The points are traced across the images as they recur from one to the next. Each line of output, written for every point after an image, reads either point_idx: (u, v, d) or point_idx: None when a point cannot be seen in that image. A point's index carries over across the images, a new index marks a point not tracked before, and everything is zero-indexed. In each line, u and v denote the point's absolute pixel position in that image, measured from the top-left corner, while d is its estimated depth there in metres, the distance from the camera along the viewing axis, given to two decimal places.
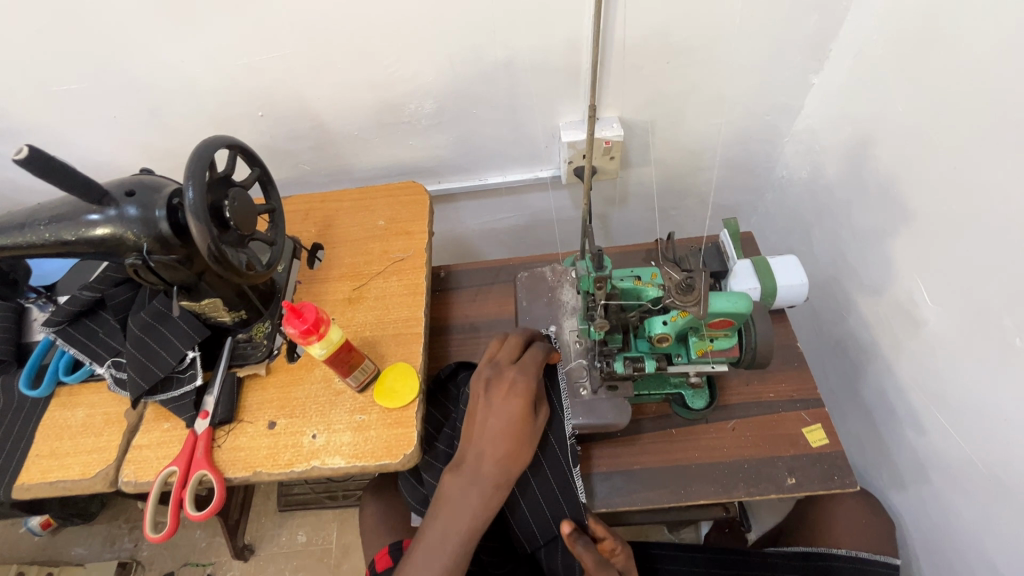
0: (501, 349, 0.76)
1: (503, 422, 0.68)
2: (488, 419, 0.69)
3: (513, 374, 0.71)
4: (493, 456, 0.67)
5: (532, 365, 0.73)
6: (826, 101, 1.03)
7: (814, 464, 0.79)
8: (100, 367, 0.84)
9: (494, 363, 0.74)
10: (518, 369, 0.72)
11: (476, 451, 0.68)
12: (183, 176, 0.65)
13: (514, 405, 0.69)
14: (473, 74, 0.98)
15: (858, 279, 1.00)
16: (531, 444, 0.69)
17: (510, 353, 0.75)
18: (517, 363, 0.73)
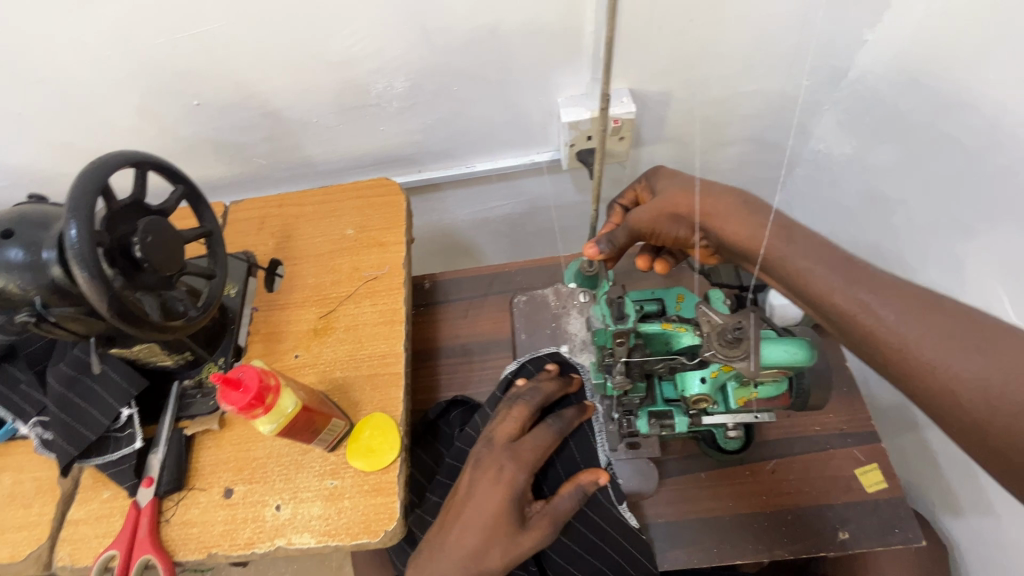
0: (502, 417, 0.66)
1: (476, 516, 0.60)
2: (463, 506, 0.61)
3: (501, 459, 0.62)
4: (459, 551, 0.59)
5: (529, 453, 0.63)
6: (882, 61, 0.85)
7: (870, 515, 0.68)
8: (24, 426, 0.70)
9: (488, 437, 0.65)
10: (511, 452, 0.63)
11: (440, 542, 0.60)
12: (65, 211, 0.50)
13: (493, 499, 0.60)
14: (450, 43, 0.79)
15: (915, 279, 0.85)
16: (505, 549, 0.59)
17: (510, 430, 0.65)
18: (514, 443, 0.64)
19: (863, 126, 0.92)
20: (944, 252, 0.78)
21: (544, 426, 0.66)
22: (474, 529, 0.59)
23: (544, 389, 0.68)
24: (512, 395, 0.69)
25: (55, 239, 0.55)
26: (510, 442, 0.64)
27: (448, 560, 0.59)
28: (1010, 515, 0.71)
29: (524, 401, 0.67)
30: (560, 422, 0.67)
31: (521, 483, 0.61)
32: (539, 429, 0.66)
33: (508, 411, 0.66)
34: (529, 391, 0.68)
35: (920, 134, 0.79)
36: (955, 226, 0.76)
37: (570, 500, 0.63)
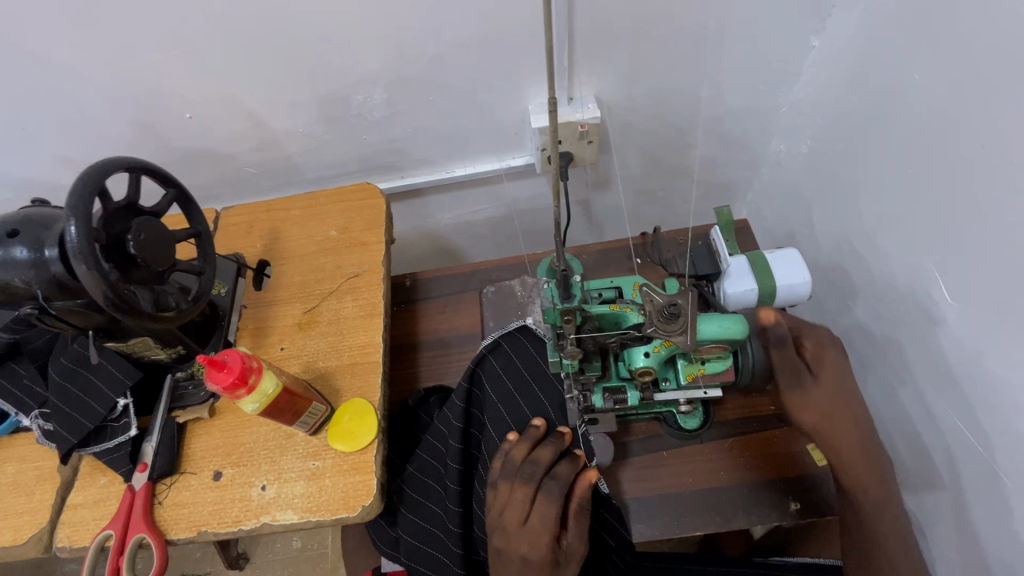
0: (505, 501, 0.67)
1: None
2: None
3: (521, 548, 0.64)
4: None
5: (541, 526, 0.65)
6: (829, 66, 0.91)
7: (822, 486, 0.72)
8: (27, 419, 0.75)
9: (499, 523, 0.67)
10: (528, 539, 0.65)
11: None
12: (65, 210, 0.55)
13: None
14: (425, 57, 0.85)
15: (867, 269, 0.90)
16: None
17: (516, 513, 0.66)
18: (526, 527, 0.65)
19: (816, 127, 0.98)
20: (889, 241, 0.84)
21: (546, 495, 0.66)
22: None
23: (540, 457, 0.69)
24: (511, 468, 0.69)
25: (56, 238, 0.60)
26: (523, 528, 0.65)
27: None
28: (957, 483, 0.76)
29: (523, 480, 0.68)
30: (559, 484, 0.67)
31: (547, 563, 0.64)
32: (543, 497, 0.66)
33: (512, 494, 0.67)
34: (527, 464, 0.69)
35: (864, 132, 0.85)
36: (896, 215, 0.82)
37: (577, 518, 0.67)
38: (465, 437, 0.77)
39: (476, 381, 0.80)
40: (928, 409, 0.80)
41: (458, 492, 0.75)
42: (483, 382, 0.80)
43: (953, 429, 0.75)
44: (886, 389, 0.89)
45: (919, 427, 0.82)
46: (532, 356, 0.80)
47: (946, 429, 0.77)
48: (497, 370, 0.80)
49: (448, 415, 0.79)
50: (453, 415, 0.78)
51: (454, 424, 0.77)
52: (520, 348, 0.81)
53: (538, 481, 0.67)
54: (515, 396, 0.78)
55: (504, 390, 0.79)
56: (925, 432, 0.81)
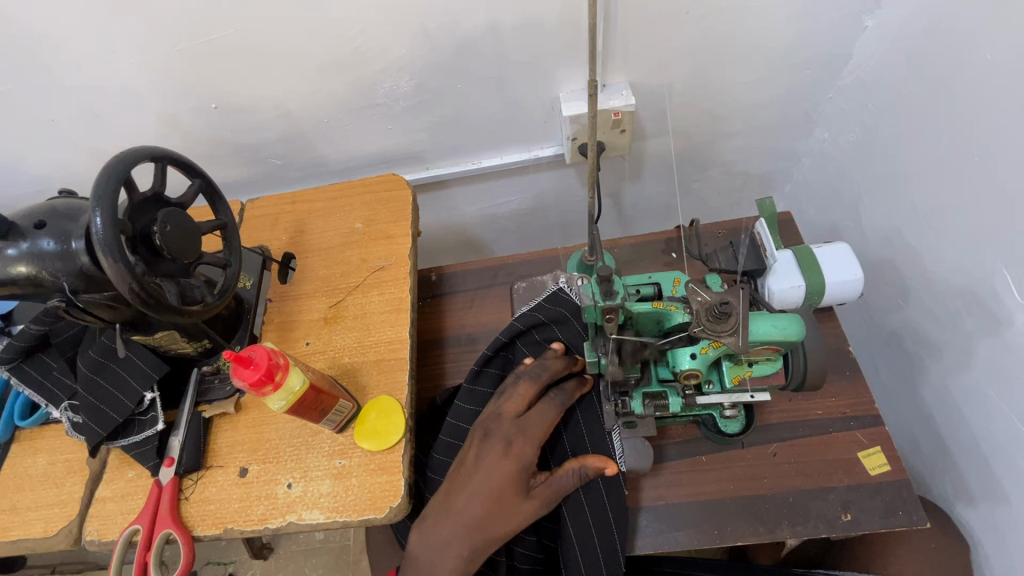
0: (509, 394, 0.68)
1: (481, 486, 0.62)
2: (470, 478, 0.63)
3: (510, 433, 0.65)
4: (463, 511, 0.62)
5: (536, 429, 0.65)
6: (882, 48, 0.85)
7: (873, 497, 0.67)
8: (56, 411, 0.75)
9: (495, 410, 0.67)
10: (519, 428, 0.65)
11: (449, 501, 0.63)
12: (91, 201, 0.54)
13: (501, 470, 0.63)
14: (454, 43, 0.82)
15: (921, 265, 0.84)
16: (507, 519, 0.62)
17: (517, 405, 0.67)
18: (521, 421, 0.66)
19: (867, 113, 0.92)
20: (947, 234, 0.78)
21: (549, 403, 0.68)
22: (480, 499, 0.62)
23: (551, 365, 0.71)
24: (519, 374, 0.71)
25: (83, 229, 0.59)
26: (518, 418, 0.66)
27: (454, 524, 0.62)
28: (1022, 497, 0.71)
29: (531, 378, 0.69)
30: (563, 396, 0.69)
31: (525, 466, 0.63)
32: (544, 404, 0.68)
33: (515, 387, 0.69)
34: (538, 368, 0.71)
35: (924, 118, 0.79)
36: (957, 207, 0.76)
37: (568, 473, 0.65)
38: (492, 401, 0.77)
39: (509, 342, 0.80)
40: (989, 416, 0.74)
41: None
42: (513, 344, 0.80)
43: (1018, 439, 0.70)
44: (940, 392, 0.83)
45: (979, 435, 0.77)
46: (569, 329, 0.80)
47: (1010, 439, 0.71)
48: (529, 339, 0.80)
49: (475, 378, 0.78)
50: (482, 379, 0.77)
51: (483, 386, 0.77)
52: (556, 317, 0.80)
53: (545, 385, 0.69)
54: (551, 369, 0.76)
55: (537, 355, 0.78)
56: (985, 440, 0.76)
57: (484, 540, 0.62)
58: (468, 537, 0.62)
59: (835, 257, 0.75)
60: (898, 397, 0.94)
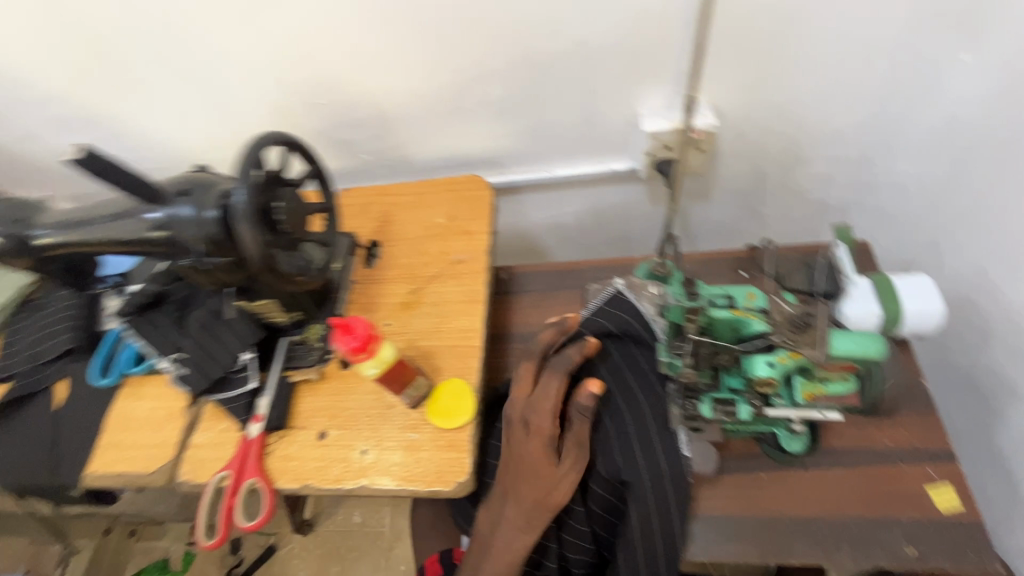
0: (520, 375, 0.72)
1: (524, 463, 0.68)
2: (521, 463, 0.68)
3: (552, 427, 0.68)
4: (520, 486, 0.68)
5: (546, 403, 0.69)
6: (977, 82, 0.84)
7: (941, 533, 0.66)
8: (163, 362, 0.83)
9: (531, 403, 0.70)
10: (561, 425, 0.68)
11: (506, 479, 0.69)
12: (232, 174, 0.61)
13: (541, 462, 0.67)
14: (549, 55, 0.88)
15: (1007, 304, 0.82)
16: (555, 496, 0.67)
17: (524, 383, 0.71)
18: (533, 397, 0.70)
19: (956, 148, 0.91)
20: None
21: (551, 375, 0.71)
22: (523, 478, 0.67)
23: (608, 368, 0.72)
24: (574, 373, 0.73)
25: (218, 200, 0.67)
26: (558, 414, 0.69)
27: (513, 502, 0.68)
28: None
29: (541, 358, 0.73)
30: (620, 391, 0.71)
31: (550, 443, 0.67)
32: (548, 377, 0.71)
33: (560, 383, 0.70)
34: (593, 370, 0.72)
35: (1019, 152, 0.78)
36: None
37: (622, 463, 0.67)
38: None
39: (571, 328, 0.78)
40: None
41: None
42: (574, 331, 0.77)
43: None
44: None
45: None
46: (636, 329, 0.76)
47: None
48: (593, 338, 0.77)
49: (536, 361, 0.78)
50: None
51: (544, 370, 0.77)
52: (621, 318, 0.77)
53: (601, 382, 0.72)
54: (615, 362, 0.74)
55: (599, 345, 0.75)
56: None
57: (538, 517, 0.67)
58: (525, 513, 0.67)
59: (915, 288, 0.74)
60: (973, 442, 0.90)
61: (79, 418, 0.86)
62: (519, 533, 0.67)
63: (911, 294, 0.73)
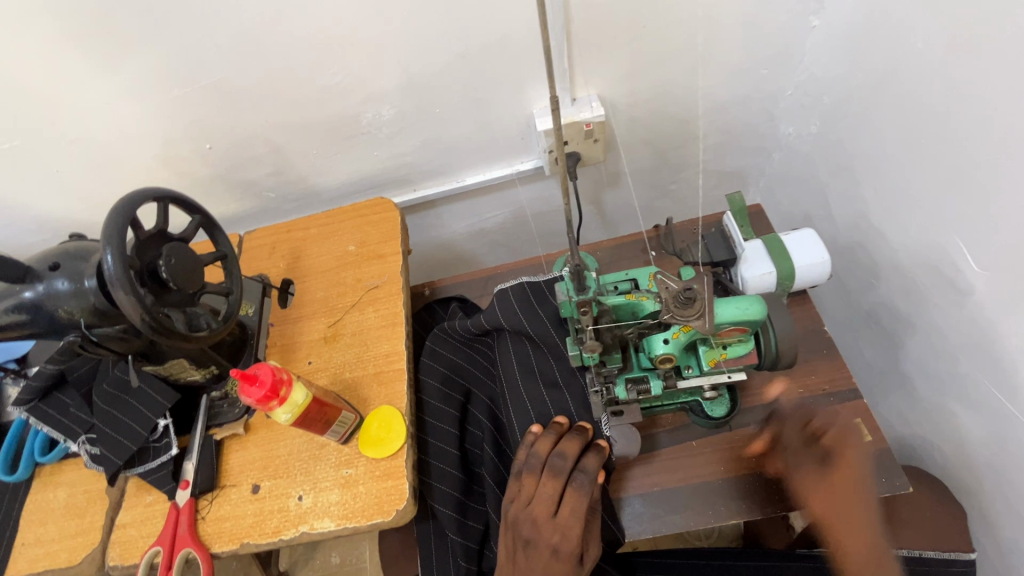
0: (536, 499, 0.67)
1: None
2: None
3: (552, 539, 0.65)
4: None
5: (571, 521, 0.65)
6: (831, 44, 0.90)
7: (857, 467, 0.70)
8: (74, 444, 0.78)
9: (527, 513, 0.67)
10: (558, 531, 0.65)
11: None
12: (100, 240, 0.58)
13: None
14: (429, 70, 0.88)
15: (887, 243, 0.88)
16: None
17: (546, 507, 0.67)
18: (557, 519, 0.66)
19: (824, 106, 0.97)
20: (907, 215, 0.82)
21: (574, 489, 0.67)
22: None
23: (567, 450, 0.68)
24: (539, 461, 0.69)
25: (94, 268, 0.64)
26: (553, 520, 0.66)
27: None
28: (1001, 457, 0.74)
29: (553, 472, 0.68)
30: (587, 478, 0.67)
31: (575, 554, 0.65)
32: (572, 494, 0.67)
33: (541, 487, 0.68)
34: (555, 456, 0.69)
35: (875, 103, 0.84)
36: (912, 186, 0.80)
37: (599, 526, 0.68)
38: (460, 405, 0.80)
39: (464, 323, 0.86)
40: (961, 381, 0.78)
41: (457, 454, 0.77)
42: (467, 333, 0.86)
43: (990, 401, 0.73)
44: (917, 363, 0.87)
45: (955, 398, 0.80)
46: (541, 321, 0.80)
47: (982, 403, 0.75)
48: (512, 333, 0.82)
49: (436, 367, 0.81)
50: (433, 381, 0.80)
51: (448, 374, 0.81)
52: (527, 311, 0.80)
53: (568, 474, 0.68)
54: (529, 356, 0.80)
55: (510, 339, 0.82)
56: (960, 405, 0.79)
57: None
58: None
59: (802, 241, 0.79)
60: (882, 372, 0.97)
61: None
62: None
63: (799, 247, 0.78)
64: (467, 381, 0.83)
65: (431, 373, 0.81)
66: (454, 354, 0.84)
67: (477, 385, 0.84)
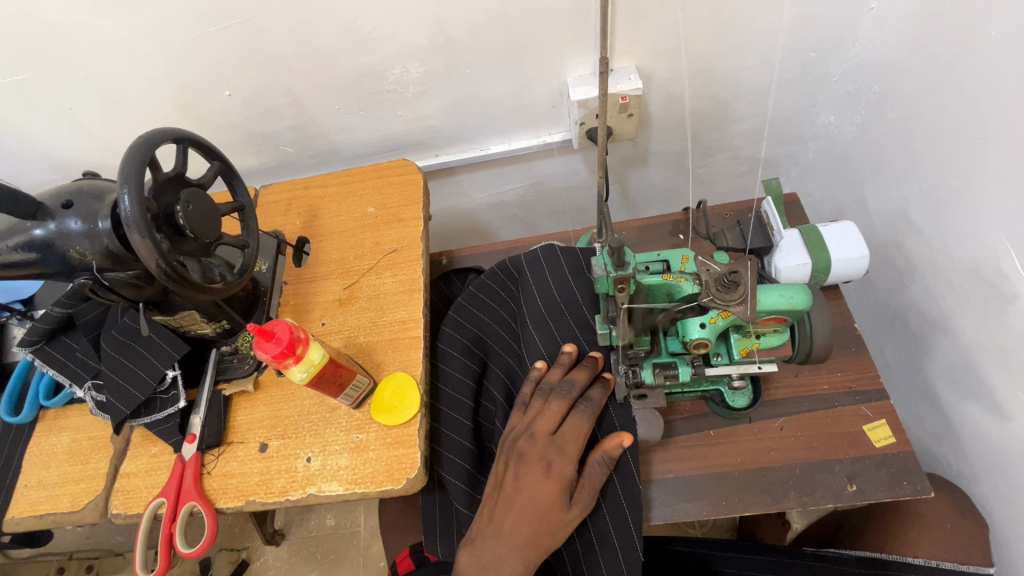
0: (538, 414, 0.68)
1: (522, 506, 0.64)
2: (512, 500, 0.64)
3: (546, 454, 0.65)
4: (516, 538, 0.63)
5: (572, 444, 0.65)
6: (889, 28, 0.85)
7: (879, 468, 0.69)
8: (80, 390, 0.77)
9: (527, 431, 0.67)
10: (554, 447, 0.65)
11: (494, 530, 0.64)
12: (117, 179, 0.55)
13: (544, 492, 0.64)
14: (464, 28, 0.84)
15: (926, 242, 0.85)
16: (558, 530, 0.64)
17: (548, 422, 0.67)
18: (555, 437, 0.66)
19: (873, 94, 0.93)
20: (952, 214, 0.79)
21: (578, 413, 0.67)
22: (525, 520, 0.63)
23: (577, 377, 0.69)
24: (546, 389, 0.70)
25: (108, 210, 0.61)
26: (551, 437, 0.66)
27: (506, 544, 0.63)
28: None
29: (558, 394, 0.68)
30: (592, 406, 0.67)
31: (569, 476, 0.64)
32: (574, 415, 0.67)
33: (544, 407, 0.68)
34: (562, 382, 0.69)
35: (930, 94, 0.80)
36: (961, 184, 0.77)
37: (596, 465, 0.66)
38: (476, 375, 0.78)
39: (489, 294, 0.84)
40: (992, 389, 0.76)
41: (470, 426, 0.76)
42: (491, 304, 0.83)
43: (1022, 411, 0.71)
44: (945, 367, 0.85)
45: (983, 405, 0.78)
46: (571, 296, 0.79)
47: (1013, 412, 0.73)
48: (539, 308, 0.79)
49: (457, 337, 0.79)
50: (454, 350, 0.78)
51: (468, 344, 0.79)
52: (558, 285, 0.80)
53: (573, 400, 0.68)
54: (552, 332, 0.77)
55: (535, 312, 0.79)
56: (988, 413, 0.77)
57: (548, 543, 0.63)
58: (533, 535, 0.63)
59: (842, 233, 0.76)
60: (905, 374, 0.95)
61: None
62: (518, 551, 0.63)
63: (840, 240, 0.75)
64: (486, 354, 0.81)
65: (451, 342, 0.79)
66: (476, 325, 0.81)
67: (495, 358, 0.82)
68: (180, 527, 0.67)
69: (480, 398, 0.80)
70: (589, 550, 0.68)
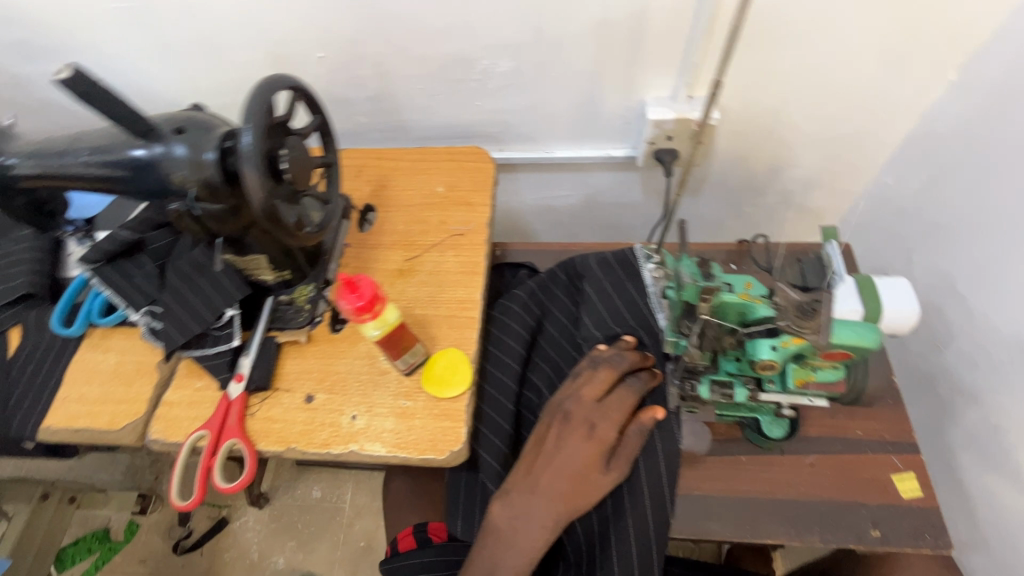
0: (587, 380, 0.71)
1: (564, 463, 0.67)
2: (553, 457, 0.68)
3: (591, 416, 0.69)
4: (552, 492, 0.66)
5: (617, 413, 0.69)
6: (961, 103, 0.89)
7: (903, 518, 0.71)
8: (135, 314, 0.78)
9: (575, 394, 0.71)
10: (599, 411, 0.69)
11: (533, 482, 0.67)
12: (241, 117, 0.58)
13: (584, 452, 0.67)
14: (561, 32, 0.87)
15: (968, 311, 0.88)
16: (593, 488, 0.67)
17: (597, 389, 0.70)
18: (602, 403, 0.70)
19: (934, 161, 0.95)
20: (999, 287, 0.82)
21: (625, 386, 0.71)
22: (563, 475, 0.67)
23: (629, 354, 0.73)
24: (597, 359, 0.74)
25: (216, 142, 0.63)
26: (597, 404, 0.70)
27: (542, 498, 0.66)
28: None
29: (610, 364, 0.72)
30: (639, 384, 0.71)
31: (610, 439, 0.68)
32: (621, 388, 0.71)
33: (596, 372, 0.71)
34: (615, 355, 0.73)
35: (995, 171, 0.83)
36: (1016, 260, 0.79)
37: (634, 434, 0.69)
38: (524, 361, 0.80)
39: (547, 289, 0.87)
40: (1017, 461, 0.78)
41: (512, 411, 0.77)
42: (546, 298, 0.86)
43: None
44: (970, 435, 0.87)
45: (1004, 476, 0.80)
46: (632, 300, 0.81)
47: None
48: (599, 307, 0.82)
49: (512, 322, 0.82)
50: (509, 334, 0.81)
51: (518, 330, 0.81)
52: (619, 287, 0.82)
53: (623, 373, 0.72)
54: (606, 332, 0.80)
55: (595, 311, 0.82)
56: (1008, 484, 0.79)
57: (582, 504, 0.67)
58: (572, 490, 0.66)
59: (897, 288, 0.78)
60: (925, 437, 0.97)
61: (35, 368, 0.79)
62: (552, 505, 0.66)
63: (895, 293, 0.77)
64: (534, 344, 0.83)
65: (505, 325, 0.82)
66: (532, 314, 0.83)
67: (542, 350, 0.84)
68: (221, 461, 0.68)
69: (523, 387, 0.81)
70: (618, 516, 0.69)
